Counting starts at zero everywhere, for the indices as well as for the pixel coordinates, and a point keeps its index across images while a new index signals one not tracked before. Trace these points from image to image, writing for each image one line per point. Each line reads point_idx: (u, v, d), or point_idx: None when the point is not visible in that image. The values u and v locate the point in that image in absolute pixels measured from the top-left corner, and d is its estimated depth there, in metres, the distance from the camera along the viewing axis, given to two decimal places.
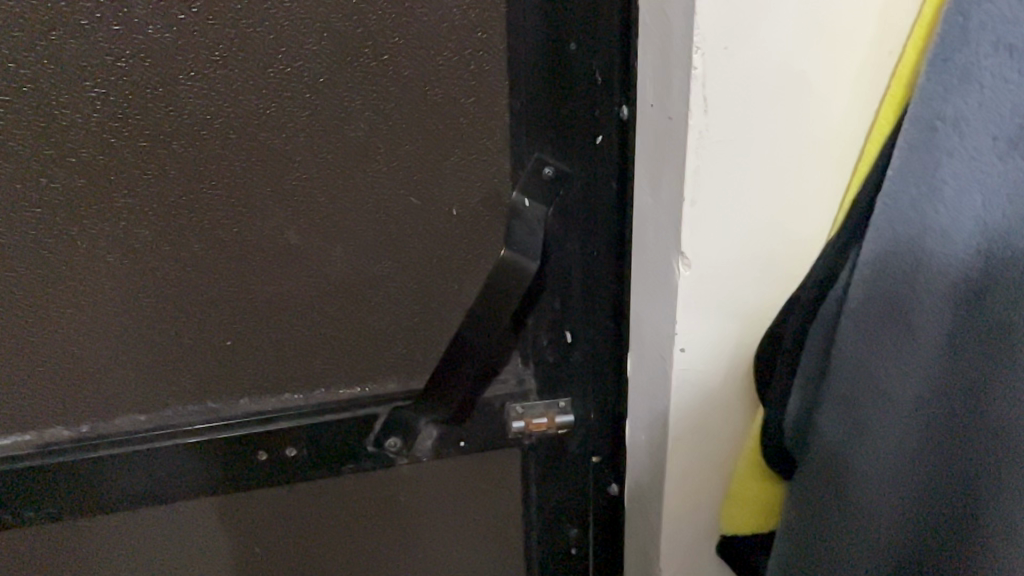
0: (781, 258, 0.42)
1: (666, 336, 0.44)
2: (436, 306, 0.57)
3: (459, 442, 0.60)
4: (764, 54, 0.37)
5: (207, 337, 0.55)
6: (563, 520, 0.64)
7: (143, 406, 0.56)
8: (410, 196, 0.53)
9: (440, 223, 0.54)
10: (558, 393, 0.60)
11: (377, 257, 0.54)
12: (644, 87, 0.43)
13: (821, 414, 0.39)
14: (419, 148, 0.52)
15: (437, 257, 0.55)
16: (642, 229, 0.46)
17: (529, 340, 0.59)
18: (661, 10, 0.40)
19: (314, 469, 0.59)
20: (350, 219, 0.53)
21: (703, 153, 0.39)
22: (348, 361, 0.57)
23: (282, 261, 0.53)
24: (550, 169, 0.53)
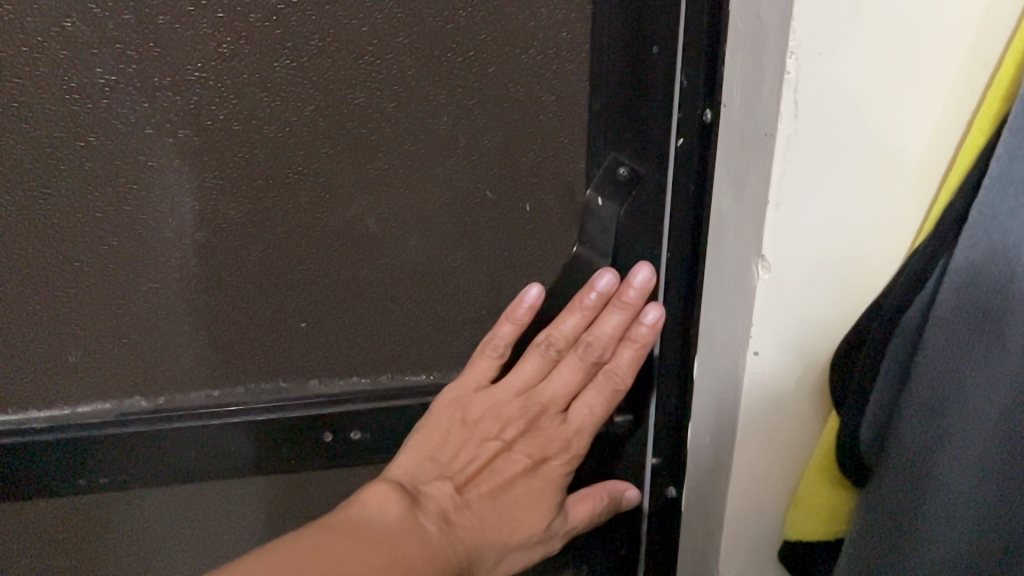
0: (862, 266, 0.42)
1: (739, 339, 0.45)
2: (505, 299, 0.58)
3: None
4: (857, 61, 0.37)
5: (283, 318, 0.56)
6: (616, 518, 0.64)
7: (219, 381, 0.58)
8: (487, 190, 0.54)
9: (514, 218, 0.55)
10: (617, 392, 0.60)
11: (451, 248, 0.56)
12: (731, 92, 0.44)
13: (897, 425, 0.38)
14: (499, 143, 0.53)
15: (509, 251, 0.56)
16: (720, 232, 0.46)
17: None
18: (755, 15, 0.40)
19: (376, 453, 0.60)
20: (427, 210, 0.54)
21: (790, 157, 0.39)
22: (416, 348, 0.59)
23: (359, 247, 0.55)
24: (625, 169, 0.53)
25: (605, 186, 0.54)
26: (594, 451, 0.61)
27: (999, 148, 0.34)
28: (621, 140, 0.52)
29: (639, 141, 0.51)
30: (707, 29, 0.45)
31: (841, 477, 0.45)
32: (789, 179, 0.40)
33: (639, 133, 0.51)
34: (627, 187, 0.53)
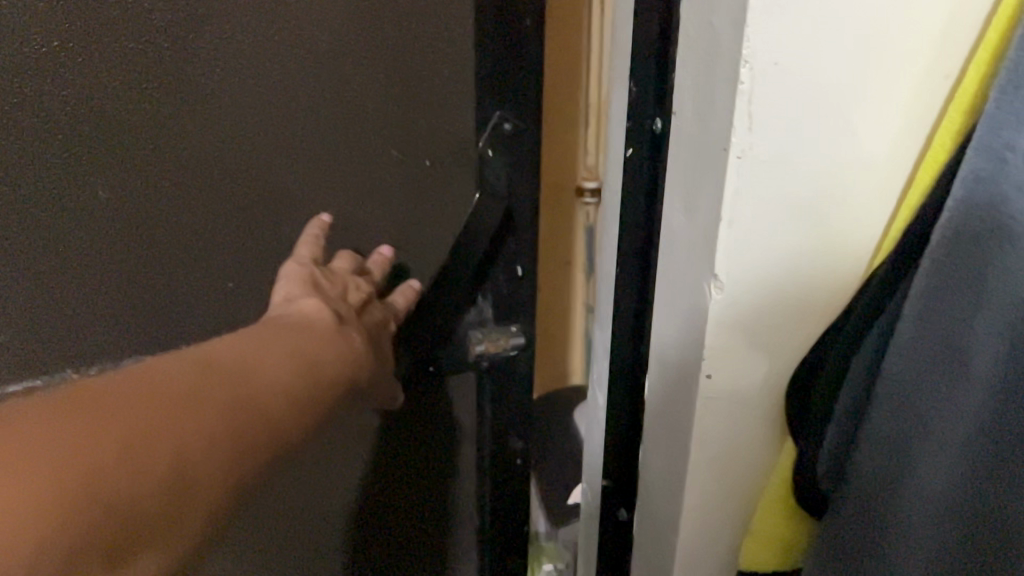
0: (818, 287, 0.40)
1: (692, 360, 0.43)
2: (408, 250, 0.57)
3: (426, 367, 0.60)
4: (813, 73, 0.35)
5: (206, 290, 0.55)
6: (511, 446, 0.65)
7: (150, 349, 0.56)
8: (391, 147, 0.53)
9: (415, 173, 0.55)
10: (512, 320, 0.59)
11: (362, 205, 0.55)
12: (682, 101, 0.41)
13: (857, 454, 0.37)
14: (400, 104, 0.52)
15: (414, 206, 0.56)
16: (671, 248, 0.44)
17: (489, 277, 0.58)
18: (707, 21, 0.38)
19: None
20: (346, 177, 0.54)
21: (744, 173, 0.37)
22: None
23: (289, 216, 0.54)
24: (509, 125, 0.52)
25: (493, 143, 0.53)
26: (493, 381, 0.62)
27: (964, 168, 0.32)
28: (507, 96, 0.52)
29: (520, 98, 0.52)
30: (656, 35, 0.43)
31: (797, 506, 0.42)
32: (744, 196, 0.38)
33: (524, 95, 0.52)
34: (511, 142, 0.53)
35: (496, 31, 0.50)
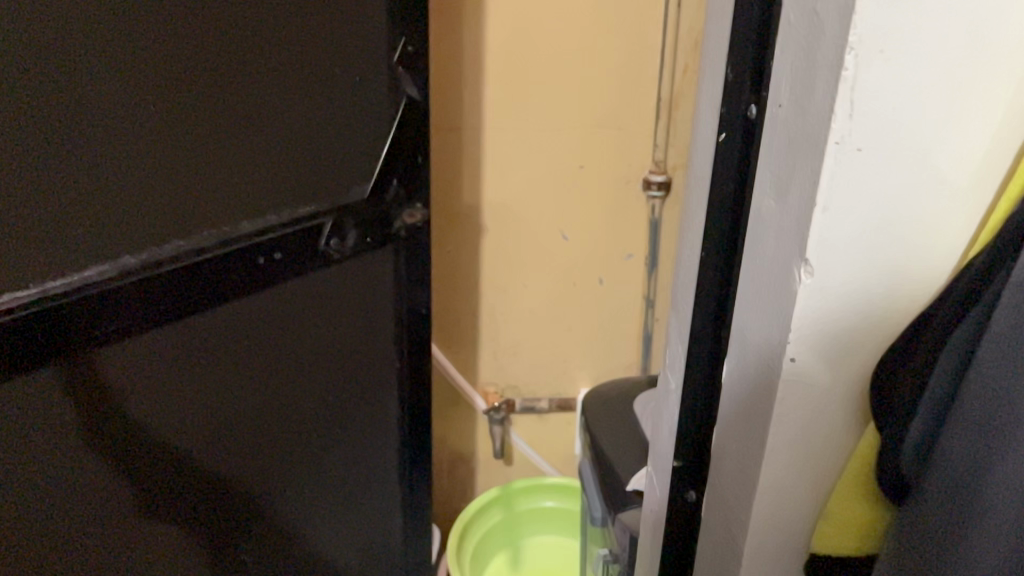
0: (907, 276, 0.41)
1: (776, 344, 0.43)
2: (347, 143, 0.75)
3: (370, 239, 0.80)
4: (918, 62, 0.36)
5: (188, 169, 0.62)
6: (418, 290, 0.88)
7: (164, 236, 0.62)
8: (337, 66, 0.72)
9: (350, 81, 0.74)
10: (419, 201, 0.83)
11: (298, 101, 0.70)
12: (779, 89, 0.42)
13: (943, 442, 0.37)
14: (343, 36, 0.72)
15: (342, 102, 0.74)
16: (758, 232, 0.45)
17: (408, 166, 0.81)
18: (811, 8, 0.38)
19: (270, 275, 0.71)
20: (286, 61, 0.67)
21: (840, 161, 0.38)
22: (293, 184, 0.71)
23: (259, 111, 0.66)
24: (412, 48, 0.77)
25: (406, 61, 0.77)
26: (406, 248, 0.85)
27: None
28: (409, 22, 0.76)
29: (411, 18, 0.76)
30: (755, 23, 0.44)
31: (875, 491, 0.43)
32: (839, 182, 0.38)
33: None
34: (413, 59, 0.78)
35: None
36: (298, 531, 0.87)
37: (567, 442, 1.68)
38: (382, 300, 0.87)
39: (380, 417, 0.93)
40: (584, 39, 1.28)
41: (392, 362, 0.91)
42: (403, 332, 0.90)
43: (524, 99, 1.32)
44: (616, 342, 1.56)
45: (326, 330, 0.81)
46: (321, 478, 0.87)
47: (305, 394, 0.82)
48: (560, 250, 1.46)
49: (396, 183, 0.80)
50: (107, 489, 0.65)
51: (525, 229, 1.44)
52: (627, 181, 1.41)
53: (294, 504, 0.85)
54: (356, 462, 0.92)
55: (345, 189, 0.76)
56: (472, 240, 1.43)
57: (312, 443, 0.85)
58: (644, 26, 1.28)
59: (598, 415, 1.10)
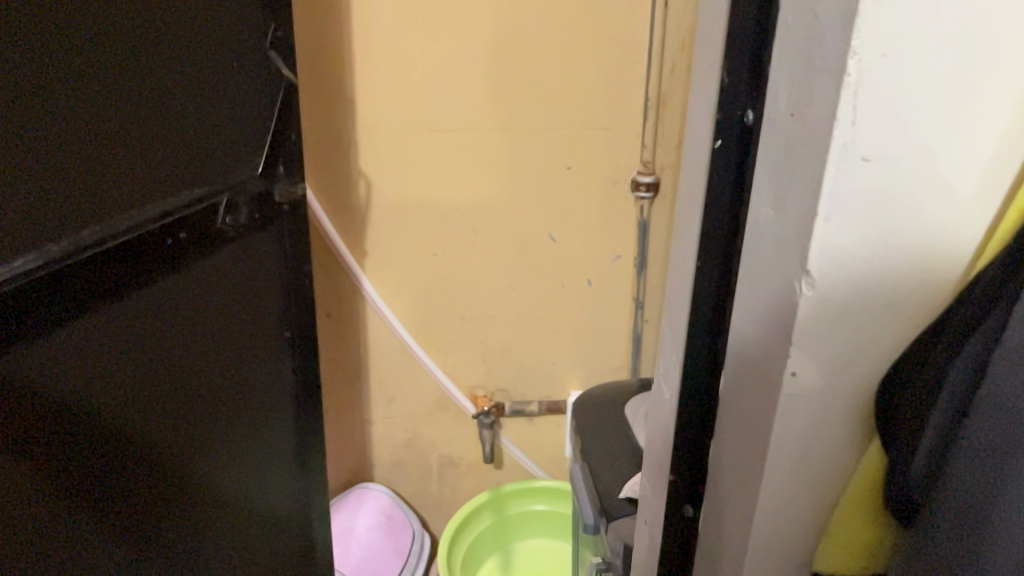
0: (912, 289, 0.39)
1: (776, 358, 0.42)
2: (242, 125, 0.86)
3: (257, 215, 0.91)
4: (927, 67, 0.34)
5: (121, 146, 0.66)
6: (299, 253, 1.00)
7: (100, 214, 0.65)
8: (224, 52, 0.81)
9: (234, 66, 0.83)
10: (298, 173, 0.96)
11: (201, 84, 0.78)
12: (777, 93, 0.41)
13: (954, 462, 0.35)
14: (229, 25, 0.82)
15: (229, 83, 0.83)
16: (755, 243, 0.44)
17: (286, 141, 0.93)
18: (809, 10, 0.37)
19: (183, 252, 0.77)
20: (189, 45, 0.75)
21: (844, 169, 0.36)
22: (193, 165, 0.77)
23: (170, 94, 0.73)
24: (281, 33, 0.90)
25: (279, 50, 0.90)
26: (292, 218, 0.97)
27: None
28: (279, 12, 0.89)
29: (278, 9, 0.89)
30: (751, 25, 0.42)
31: (881, 511, 0.42)
32: (842, 191, 0.37)
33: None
34: (282, 44, 0.90)
35: None
36: (227, 509, 0.90)
37: (556, 446, 1.66)
38: (273, 267, 0.97)
39: (278, 377, 1.01)
40: (563, 36, 1.26)
41: (285, 324, 1.01)
42: (291, 297, 1.01)
43: (495, 93, 1.30)
44: (606, 344, 1.55)
45: (228, 305, 0.87)
46: (237, 456, 0.91)
47: (220, 366, 0.87)
48: (547, 251, 1.45)
49: (281, 159, 0.93)
50: (82, 476, 0.66)
51: (511, 230, 1.42)
52: (615, 182, 1.39)
53: (221, 479, 0.88)
54: (266, 426, 0.99)
55: (233, 171, 0.84)
56: (452, 240, 1.42)
57: (227, 417, 0.89)
58: (628, 26, 1.26)
59: (590, 421, 1.09)
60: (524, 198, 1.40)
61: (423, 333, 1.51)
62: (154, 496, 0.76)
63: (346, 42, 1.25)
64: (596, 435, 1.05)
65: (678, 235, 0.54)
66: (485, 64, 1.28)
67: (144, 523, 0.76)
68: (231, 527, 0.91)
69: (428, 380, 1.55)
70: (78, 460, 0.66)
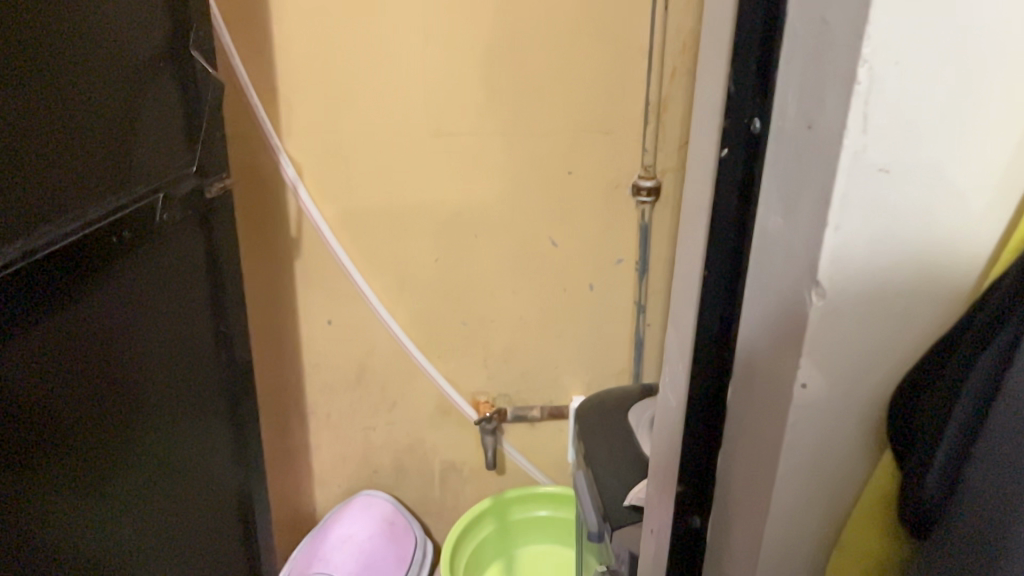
0: (923, 298, 0.38)
1: (786, 369, 0.41)
2: (172, 125, 0.94)
3: (192, 210, 0.98)
4: (939, 74, 0.34)
5: (58, 157, 0.73)
6: (229, 242, 1.08)
7: (46, 220, 0.71)
8: (153, 59, 0.89)
9: (162, 72, 0.91)
10: (222, 168, 1.04)
11: (130, 93, 0.85)
12: (785, 101, 0.40)
13: (970, 474, 0.35)
14: (157, 33, 0.89)
15: (159, 91, 0.90)
16: (765, 252, 0.43)
17: (213, 139, 1.02)
18: (818, 16, 0.37)
19: (122, 247, 0.83)
20: (117, 59, 0.82)
21: (856, 178, 0.36)
22: (126, 170, 0.84)
23: (102, 106, 0.80)
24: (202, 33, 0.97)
25: (200, 49, 0.96)
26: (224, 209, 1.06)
27: None
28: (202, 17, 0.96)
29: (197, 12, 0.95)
30: (759, 30, 0.42)
31: (895, 523, 0.41)
32: (853, 200, 0.36)
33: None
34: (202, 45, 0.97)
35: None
36: (165, 486, 0.96)
37: (558, 451, 1.65)
38: (211, 254, 1.05)
39: (208, 363, 1.07)
40: (557, 40, 1.26)
41: (222, 313, 1.09)
42: (215, 287, 1.07)
43: (494, 96, 1.30)
44: (606, 349, 1.54)
45: (163, 293, 0.95)
46: (175, 437, 0.99)
47: (156, 356, 0.94)
48: (547, 255, 1.44)
49: (211, 156, 1.01)
50: (44, 462, 0.73)
51: (511, 235, 1.42)
52: (616, 186, 1.38)
53: (162, 457, 0.95)
54: (203, 412, 1.06)
55: (163, 172, 0.92)
56: (451, 245, 1.42)
57: (162, 393, 0.95)
58: (628, 29, 1.26)
59: (592, 426, 1.08)
60: (524, 203, 1.39)
61: (423, 338, 1.50)
62: (100, 472, 0.82)
63: (314, 40, 1.25)
64: (596, 440, 1.05)
65: (684, 243, 0.53)
66: (485, 66, 1.28)
67: (100, 503, 0.82)
68: (172, 500, 0.98)
69: (429, 385, 1.55)
70: (34, 443, 0.72)
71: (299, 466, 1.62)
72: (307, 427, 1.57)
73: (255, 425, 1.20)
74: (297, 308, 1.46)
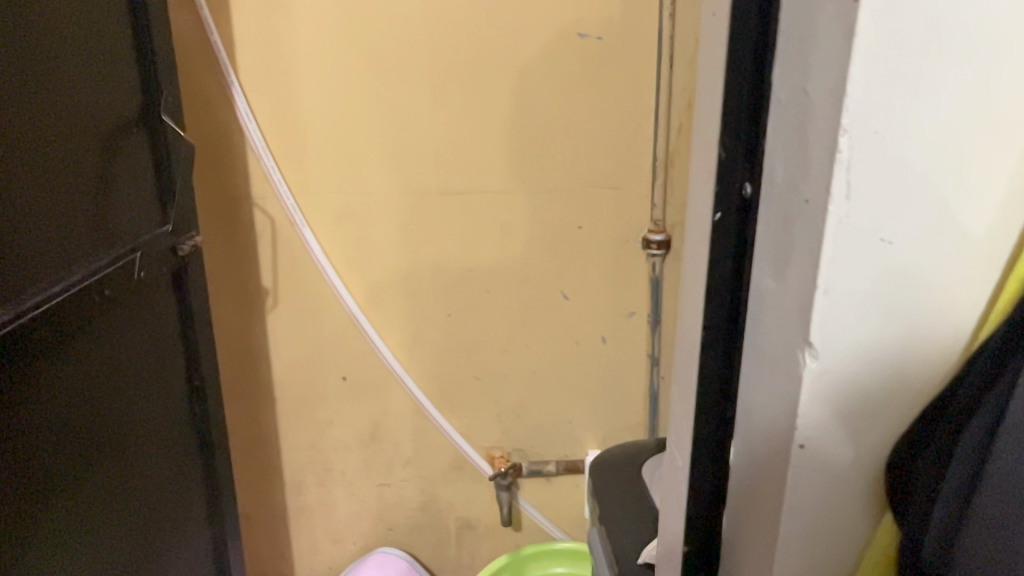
0: (914, 359, 0.39)
1: (783, 428, 0.42)
2: (146, 186, 0.97)
3: (166, 268, 1.00)
4: (919, 143, 0.35)
5: (39, 224, 0.76)
6: (200, 300, 1.10)
7: (27, 286, 0.74)
8: (128, 123, 0.92)
9: (137, 136, 0.94)
10: (193, 229, 1.07)
11: (110, 158, 0.89)
12: (772, 167, 0.41)
13: (963, 536, 0.35)
14: (130, 98, 0.93)
15: (135, 154, 0.94)
16: (758, 313, 0.44)
17: (186, 201, 1.05)
18: (800, 87, 0.38)
19: (100, 307, 0.86)
20: (94, 124, 0.86)
21: (843, 242, 0.37)
22: (106, 232, 0.88)
23: (82, 170, 0.83)
24: (172, 99, 1.00)
25: (172, 114, 1.00)
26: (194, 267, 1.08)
27: None
28: (174, 82, 1.00)
29: (169, 78, 0.99)
30: (746, 98, 0.43)
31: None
32: (840, 264, 0.37)
33: (164, 57, 0.98)
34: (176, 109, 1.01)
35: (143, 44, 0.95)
36: (142, 544, 0.96)
37: (575, 507, 1.64)
38: (186, 312, 1.07)
39: (180, 423, 1.07)
40: (564, 101, 1.29)
41: (195, 371, 1.10)
42: (188, 345, 1.08)
43: (503, 154, 1.33)
44: (621, 403, 1.53)
45: (140, 353, 0.96)
46: (152, 495, 0.99)
47: (136, 413, 0.95)
48: (558, 309, 1.45)
49: (183, 215, 1.04)
50: (25, 521, 0.75)
51: (521, 291, 1.43)
52: (625, 241, 1.40)
53: (139, 515, 0.96)
54: (178, 472, 1.07)
55: (138, 231, 0.94)
56: (462, 302, 1.43)
57: (139, 447, 0.96)
58: (635, 88, 1.29)
59: (606, 481, 1.08)
60: (534, 260, 1.41)
61: (436, 394, 1.51)
62: (77, 524, 0.83)
63: (311, 105, 1.29)
64: (613, 495, 1.04)
65: (684, 304, 0.54)
66: (493, 126, 1.31)
67: (76, 559, 0.83)
68: (151, 554, 0.98)
69: (443, 441, 1.54)
70: (16, 501, 0.73)
71: (314, 525, 1.61)
72: (313, 485, 1.57)
73: (226, 480, 1.20)
74: (310, 366, 1.48)
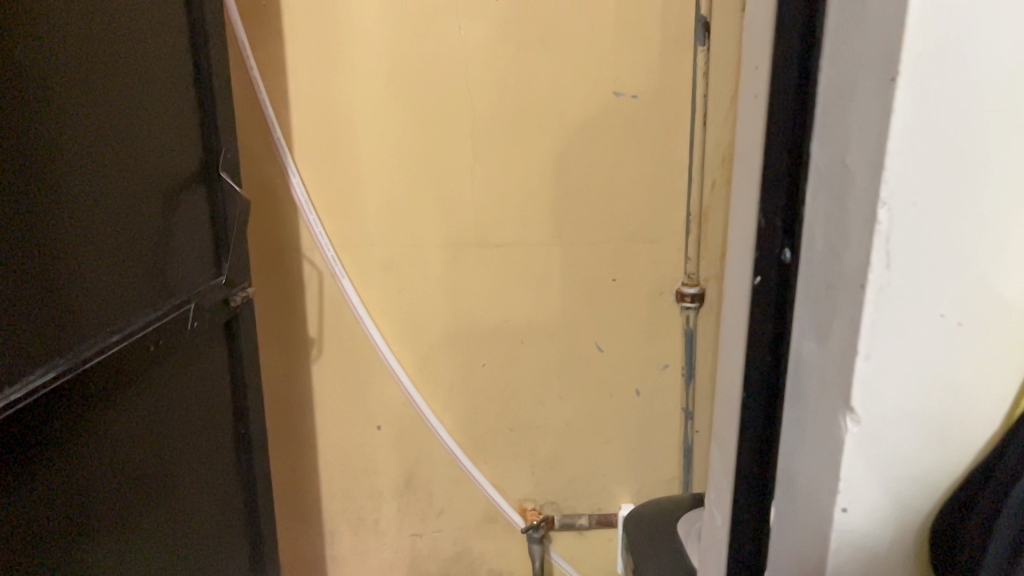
0: (955, 425, 0.39)
1: (824, 494, 0.42)
2: (204, 239, 1.00)
3: (221, 318, 1.03)
4: (957, 214, 0.36)
5: (99, 277, 0.80)
6: (252, 350, 1.12)
7: (85, 337, 0.77)
8: (189, 178, 0.96)
9: (196, 191, 0.98)
10: (247, 281, 1.10)
11: (169, 212, 0.92)
12: (812, 234, 0.42)
13: None
14: (192, 154, 0.97)
15: (194, 209, 0.98)
16: (799, 376, 0.45)
17: (240, 254, 1.08)
18: (840, 158, 0.39)
19: (156, 355, 0.88)
20: (157, 180, 0.90)
21: (884, 310, 0.38)
22: (163, 284, 0.91)
23: (142, 223, 0.87)
24: (231, 155, 1.04)
25: (230, 170, 1.04)
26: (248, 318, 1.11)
27: None
28: (232, 140, 1.04)
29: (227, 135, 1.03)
30: (784, 168, 0.45)
31: None
32: (880, 331, 0.38)
33: (224, 115, 1.03)
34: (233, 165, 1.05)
35: (206, 103, 0.99)
36: None
37: (608, 562, 1.61)
38: (237, 362, 1.09)
39: (227, 472, 1.09)
40: (600, 155, 1.32)
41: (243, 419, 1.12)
42: (237, 395, 1.10)
43: (541, 207, 1.35)
44: (655, 456, 1.52)
45: (191, 402, 0.98)
46: (198, 542, 1.01)
47: (185, 461, 0.97)
48: (593, 361, 1.45)
49: (237, 268, 1.07)
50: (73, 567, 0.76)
51: (556, 341, 1.44)
52: (660, 293, 1.40)
53: (183, 563, 0.97)
54: (223, 521, 1.08)
55: (193, 284, 0.97)
56: (498, 353, 1.45)
57: (185, 496, 0.98)
58: (670, 143, 1.31)
59: (645, 537, 1.07)
60: (569, 311, 1.42)
61: (470, 444, 1.51)
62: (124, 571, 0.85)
63: (354, 159, 1.32)
64: (652, 550, 1.03)
65: (723, 363, 0.55)
66: (530, 180, 1.33)
67: None
68: None
69: (476, 492, 1.54)
70: (66, 546, 0.76)
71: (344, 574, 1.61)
72: (345, 532, 1.57)
73: (269, 529, 1.21)
74: (347, 414, 1.49)
